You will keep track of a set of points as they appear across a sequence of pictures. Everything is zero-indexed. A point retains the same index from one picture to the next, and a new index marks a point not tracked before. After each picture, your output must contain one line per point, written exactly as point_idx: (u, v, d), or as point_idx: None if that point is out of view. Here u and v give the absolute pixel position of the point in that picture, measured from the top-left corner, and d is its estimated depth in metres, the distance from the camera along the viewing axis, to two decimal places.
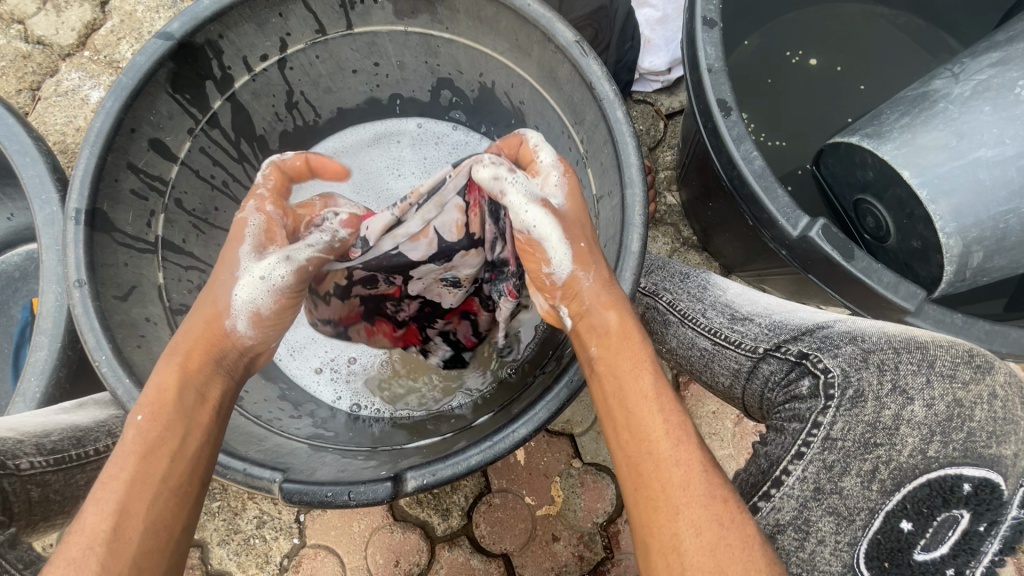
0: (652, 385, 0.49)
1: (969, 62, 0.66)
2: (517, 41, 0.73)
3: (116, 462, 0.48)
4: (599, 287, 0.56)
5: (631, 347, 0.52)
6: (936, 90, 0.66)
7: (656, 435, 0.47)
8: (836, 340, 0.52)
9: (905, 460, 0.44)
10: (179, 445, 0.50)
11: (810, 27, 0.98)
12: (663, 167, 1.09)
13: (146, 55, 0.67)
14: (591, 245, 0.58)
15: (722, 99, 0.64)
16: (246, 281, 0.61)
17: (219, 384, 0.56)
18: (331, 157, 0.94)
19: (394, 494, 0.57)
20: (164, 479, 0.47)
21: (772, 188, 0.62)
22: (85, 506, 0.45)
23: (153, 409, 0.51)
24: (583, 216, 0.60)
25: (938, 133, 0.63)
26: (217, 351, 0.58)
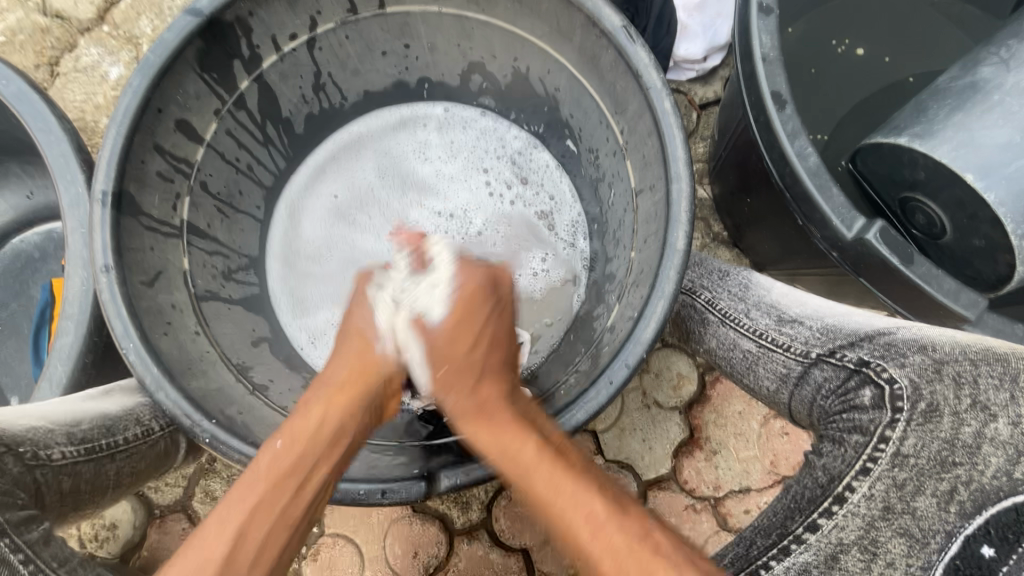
0: (546, 480, 0.49)
1: (1016, 44, 0.62)
2: (558, 25, 0.70)
3: (247, 480, 0.50)
4: (459, 396, 0.57)
5: (508, 437, 0.53)
6: (984, 79, 0.63)
7: (572, 530, 0.46)
8: (903, 349, 0.50)
9: (988, 482, 0.42)
10: (303, 481, 0.50)
11: (857, 14, 0.93)
12: (696, 159, 1.05)
13: (175, 31, 0.65)
14: (459, 361, 0.59)
15: (776, 91, 0.61)
16: (381, 305, 0.63)
17: (354, 424, 0.56)
18: (356, 143, 0.91)
19: (427, 493, 0.56)
20: (283, 512, 0.48)
21: (827, 186, 0.59)
22: (210, 520, 0.47)
23: (294, 438, 0.53)
24: (467, 339, 0.59)
25: (999, 129, 0.60)
26: (367, 385, 0.58)
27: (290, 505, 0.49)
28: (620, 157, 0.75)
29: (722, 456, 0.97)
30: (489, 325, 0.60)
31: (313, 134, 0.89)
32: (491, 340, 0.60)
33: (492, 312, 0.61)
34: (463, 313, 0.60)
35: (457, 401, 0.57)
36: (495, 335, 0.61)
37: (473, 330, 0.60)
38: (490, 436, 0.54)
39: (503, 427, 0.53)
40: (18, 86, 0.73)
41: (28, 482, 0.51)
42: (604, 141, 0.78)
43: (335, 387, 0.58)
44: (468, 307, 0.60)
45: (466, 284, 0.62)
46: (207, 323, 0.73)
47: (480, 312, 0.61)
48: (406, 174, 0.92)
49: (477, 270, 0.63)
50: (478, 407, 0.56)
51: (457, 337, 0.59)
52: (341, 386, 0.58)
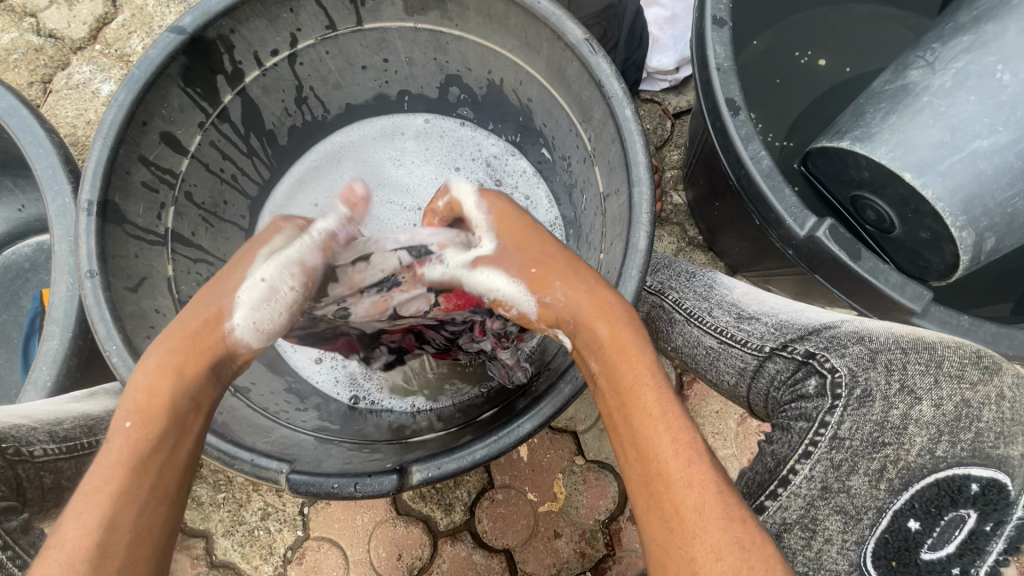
0: (657, 399, 0.45)
1: (940, 48, 0.65)
2: (526, 39, 0.74)
3: (97, 474, 0.43)
4: (572, 298, 0.52)
5: (629, 354, 0.48)
6: (914, 82, 0.65)
7: (667, 454, 0.43)
8: (843, 340, 0.52)
9: (913, 460, 0.45)
10: (169, 455, 0.45)
11: (818, 27, 0.97)
12: (670, 166, 1.09)
13: (159, 48, 0.68)
14: (552, 261, 0.54)
15: (730, 98, 0.64)
16: (250, 284, 0.54)
17: (213, 390, 0.50)
18: (338, 153, 0.95)
19: (400, 486, 0.58)
20: (152, 488, 0.44)
21: (780, 187, 0.62)
22: (66, 518, 0.41)
23: (142, 414, 0.46)
24: (548, 244, 0.56)
25: (931, 130, 0.62)
26: (214, 354, 0.51)
27: (158, 484, 0.44)
28: (589, 163, 0.78)
29: None
30: (545, 232, 0.58)
31: (297, 145, 0.92)
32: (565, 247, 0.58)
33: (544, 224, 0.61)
34: (521, 226, 0.59)
35: (574, 304, 0.51)
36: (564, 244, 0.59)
37: (542, 237, 0.57)
38: (613, 333, 0.49)
39: (622, 329, 0.49)
40: (9, 103, 0.76)
41: (9, 477, 0.54)
42: (575, 148, 0.81)
43: (176, 355, 0.49)
44: (511, 220, 0.59)
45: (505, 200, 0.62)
46: None
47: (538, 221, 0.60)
48: (381, 180, 0.95)
49: (498, 198, 0.63)
50: (595, 313, 0.50)
51: (532, 249, 0.56)
52: (185, 352, 0.50)
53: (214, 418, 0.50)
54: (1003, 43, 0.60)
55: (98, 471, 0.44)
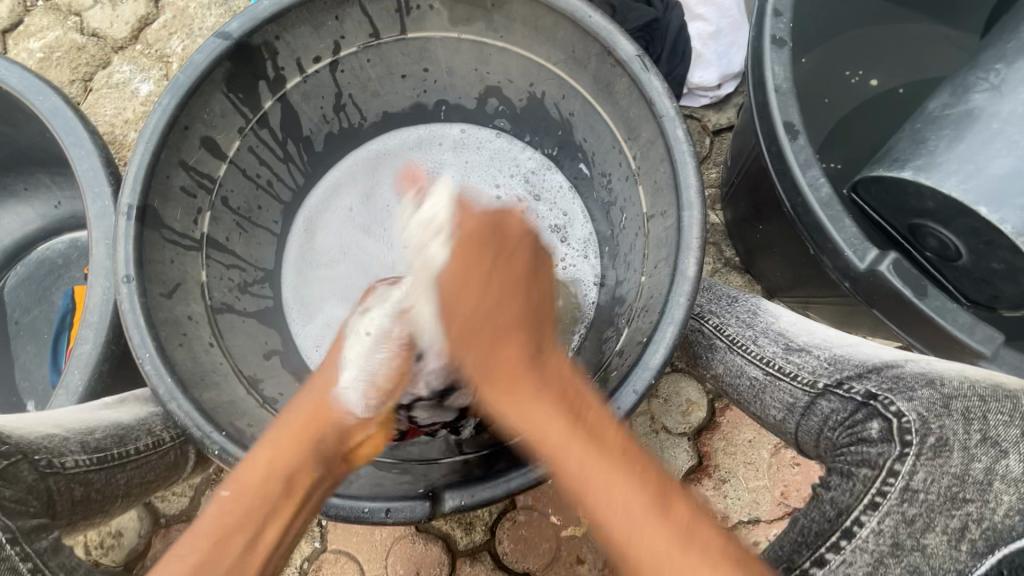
0: (576, 452, 0.47)
1: (1006, 70, 0.61)
2: (574, 53, 0.72)
3: (189, 542, 0.48)
4: (484, 364, 0.54)
5: (540, 412, 0.49)
6: (979, 107, 0.61)
7: (602, 512, 0.44)
8: (911, 383, 0.49)
9: (1000, 520, 0.41)
10: (252, 538, 0.49)
11: (869, 45, 0.93)
12: (708, 184, 1.06)
13: (204, 53, 0.68)
14: (476, 320, 0.56)
15: (789, 121, 0.61)
16: (353, 340, 0.65)
17: (312, 473, 0.53)
18: (375, 161, 0.93)
19: (432, 514, 0.56)
20: (229, 573, 0.47)
21: (839, 217, 0.59)
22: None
23: (239, 486, 0.51)
24: (479, 300, 0.56)
25: (1003, 156, 0.58)
26: (319, 435, 0.55)
27: (237, 563, 0.47)
28: (632, 182, 0.76)
29: (731, 485, 0.95)
30: (493, 271, 0.57)
31: (332, 152, 0.91)
32: (508, 292, 0.56)
33: (506, 253, 0.58)
34: (469, 257, 0.58)
35: (484, 369, 0.54)
36: (510, 280, 0.57)
37: (484, 320, 0.55)
38: (517, 407, 0.51)
39: (534, 405, 0.50)
40: (55, 103, 0.76)
41: (39, 490, 0.53)
42: (617, 165, 0.79)
43: (283, 436, 0.55)
44: (462, 284, 0.58)
45: (466, 221, 0.61)
46: (221, 335, 0.74)
47: (490, 258, 0.58)
48: None
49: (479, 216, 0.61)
50: (512, 392, 0.51)
51: (472, 297, 0.57)
52: (293, 431, 0.55)
53: (313, 500, 0.53)
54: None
55: (193, 537, 0.48)
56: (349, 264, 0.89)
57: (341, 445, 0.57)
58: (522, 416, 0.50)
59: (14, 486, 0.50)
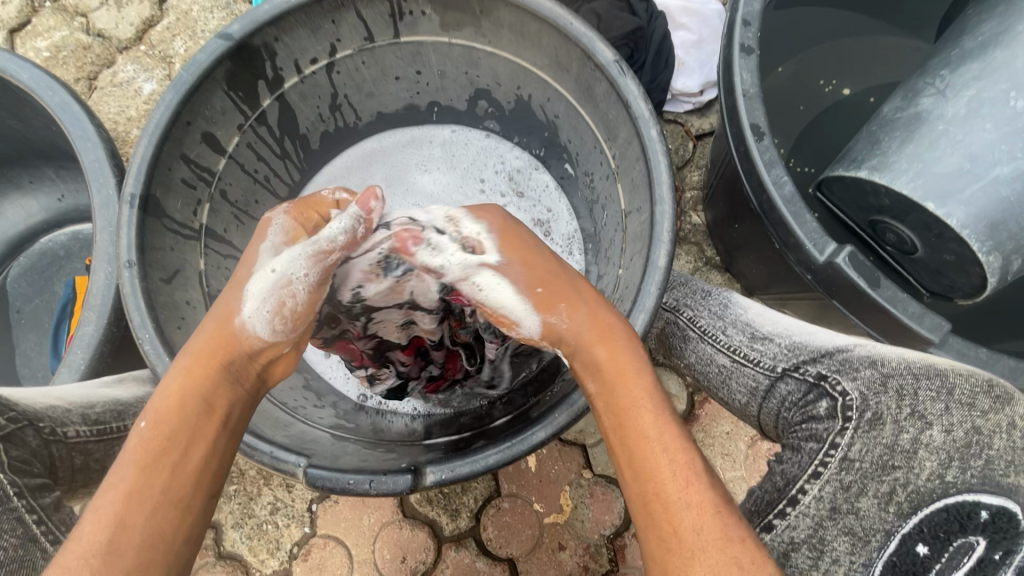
0: (652, 418, 0.49)
1: (950, 75, 0.64)
2: (558, 57, 0.76)
3: (116, 471, 0.47)
4: (577, 322, 0.55)
5: (629, 377, 0.51)
6: (927, 110, 0.65)
7: (664, 473, 0.46)
8: (856, 364, 0.52)
9: (923, 484, 0.45)
10: (181, 459, 0.48)
11: (843, 55, 0.98)
12: (690, 186, 1.10)
13: (207, 53, 0.72)
14: (559, 283, 0.58)
15: (755, 123, 0.65)
16: (258, 276, 0.57)
17: (227, 394, 0.52)
18: (368, 158, 0.97)
19: (413, 486, 0.59)
20: (164, 492, 0.46)
21: (801, 213, 0.63)
22: (83, 517, 0.45)
23: (157, 417, 0.49)
24: (552, 263, 0.59)
25: (948, 156, 0.62)
26: (228, 358, 0.54)
27: (173, 486, 0.47)
28: (612, 180, 0.80)
29: None
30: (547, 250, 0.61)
31: (328, 149, 0.95)
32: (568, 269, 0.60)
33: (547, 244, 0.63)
34: (516, 244, 0.60)
35: (579, 327, 0.55)
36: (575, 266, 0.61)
37: (543, 254, 0.60)
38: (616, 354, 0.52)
39: (624, 350, 0.53)
40: (63, 98, 0.80)
41: (44, 456, 0.57)
42: (599, 165, 0.82)
43: (196, 364, 0.52)
44: (513, 229, 0.61)
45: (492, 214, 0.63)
46: None
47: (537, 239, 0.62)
48: (408, 185, 0.98)
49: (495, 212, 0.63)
50: (592, 329, 0.55)
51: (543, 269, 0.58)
52: (202, 358, 0.53)
53: (234, 419, 0.52)
54: (1013, 70, 0.60)
55: (118, 471, 0.47)
56: None
57: (256, 362, 0.55)
58: (616, 380, 0.51)
59: (19, 450, 0.55)
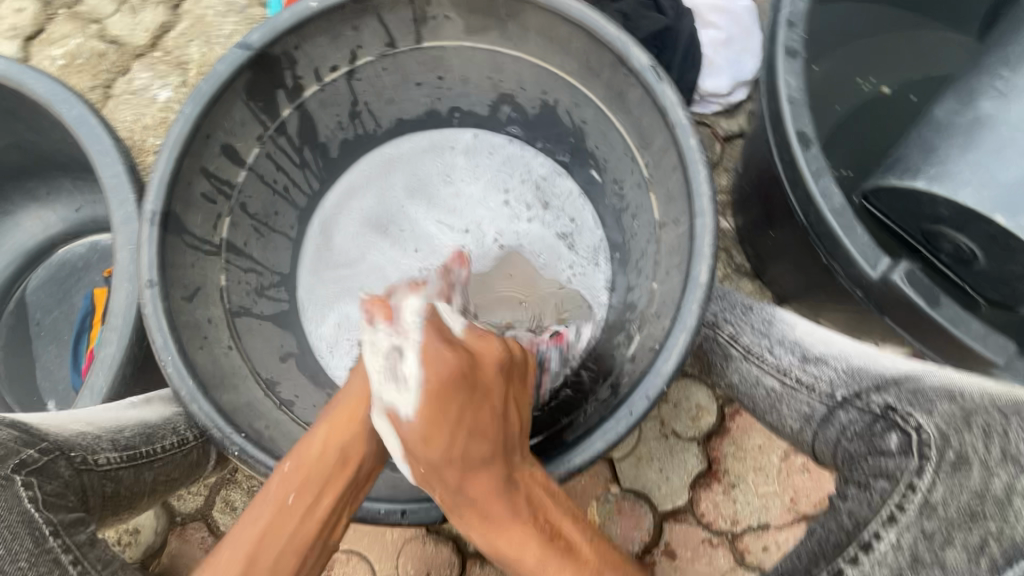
0: (533, 560, 0.54)
1: (1013, 78, 0.60)
2: (588, 62, 0.73)
3: (259, 507, 0.55)
4: (440, 470, 0.56)
5: (498, 518, 0.55)
6: (988, 115, 0.61)
7: None
8: (931, 396, 0.50)
9: (1019, 534, 0.41)
10: (309, 510, 0.55)
11: (881, 52, 0.93)
12: (718, 191, 1.06)
13: (226, 63, 0.69)
14: (436, 424, 0.55)
15: (801, 130, 0.62)
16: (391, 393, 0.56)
17: (363, 450, 0.59)
18: (389, 165, 0.95)
19: (447, 517, 0.57)
20: (292, 534, 0.54)
21: (852, 226, 0.60)
22: (225, 545, 0.54)
23: (302, 462, 0.57)
24: (432, 395, 0.55)
25: (1015, 165, 0.58)
26: (374, 413, 0.60)
27: (300, 531, 0.55)
28: (644, 190, 0.77)
29: (740, 490, 0.96)
30: (448, 353, 0.57)
31: (345, 158, 0.92)
32: (458, 390, 0.56)
33: (447, 344, 0.58)
34: (430, 362, 0.56)
35: (444, 482, 0.56)
36: (466, 374, 0.56)
37: (448, 365, 0.56)
38: (477, 509, 0.55)
39: (491, 498, 0.55)
40: (80, 110, 0.78)
41: (76, 486, 0.56)
42: (629, 173, 0.79)
43: (345, 418, 0.59)
44: (431, 353, 0.56)
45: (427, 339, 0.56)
46: (239, 338, 0.76)
47: (436, 343, 0.57)
48: (430, 197, 0.94)
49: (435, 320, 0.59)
50: (482, 474, 0.56)
51: (436, 392, 0.56)
52: (351, 415, 0.59)
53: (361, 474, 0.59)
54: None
55: (259, 505, 0.56)
56: (364, 269, 0.91)
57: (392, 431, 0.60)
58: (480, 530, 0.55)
59: (52, 483, 0.54)
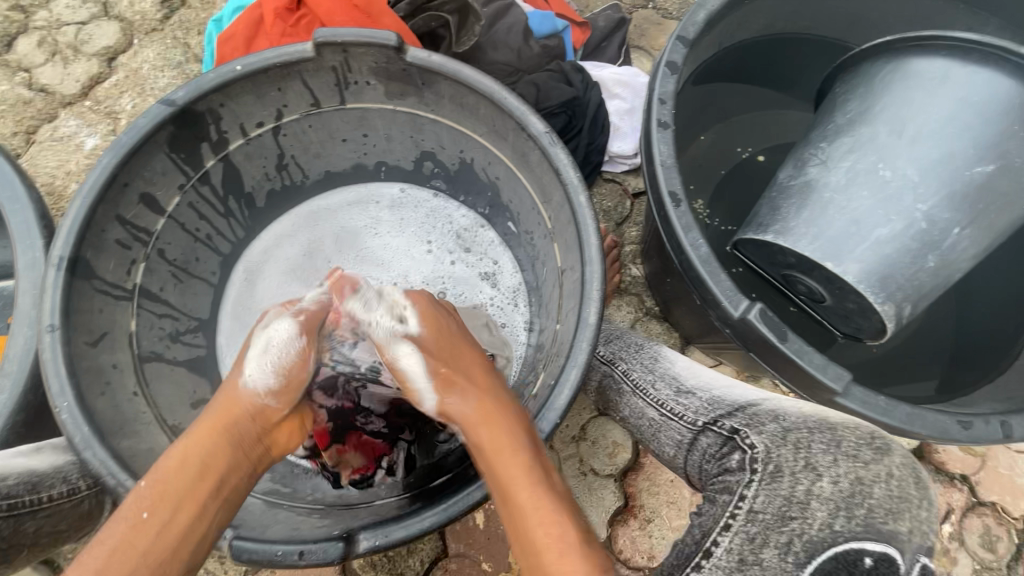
0: (530, 495, 0.52)
1: (828, 148, 0.72)
2: (495, 127, 0.81)
3: (110, 529, 0.51)
4: (464, 405, 0.60)
5: (513, 456, 0.55)
6: (815, 178, 0.72)
7: (544, 548, 0.49)
8: (763, 419, 0.57)
9: (815, 533, 0.46)
10: (165, 521, 0.51)
11: (755, 128, 1.08)
12: (629, 241, 1.17)
13: (148, 118, 0.72)
14: (455, 368, 0.62)
15: (672, 190, 0.71)
16: (251, 359, 0.62)
17: (224, 458, 0.56)
18: (314, 217, 0.99)
19: (345, 555, 0.58)
20: (145, 554, 0.50)
21: (716, 272, 0.68)
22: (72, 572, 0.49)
23: (156, 475, 0.54)
24: (450, 348, 0.64)
25: (838, 220, 0.69)
26: (230, 420, 0.59)
27: (166, 552, 0.51)
28: (549, 240, 0.84)
29: (655, 524, 1.00)
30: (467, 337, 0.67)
31: (272, 209, 0.96)
32: (477, 363, 0.64)
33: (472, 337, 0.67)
34: (439, 326, 0.66)
35: (465, 411, 0.59)
36: (479, 356, 0.65)
37: (458, 339, 0.66)
38: (493, 443, 0.56)
39: (502, 434, 0.56)
40: None
41: None
42: (537, 225, 0.87)
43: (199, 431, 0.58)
44: (435, 312, 0.67)
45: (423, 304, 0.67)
46: (146, 383, 0.76)
47: (462, 335, 0.66)
48: (358, 249, 0.99)
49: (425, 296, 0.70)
50: (485, 414, 0.58)
51: (449, 354, 0.63)
52: (205, 422, 0.58)
53: (228, 486, 0.56)
54: (877, 143, 0.69)
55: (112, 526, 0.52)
56: None
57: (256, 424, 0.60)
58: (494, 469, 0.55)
59: None
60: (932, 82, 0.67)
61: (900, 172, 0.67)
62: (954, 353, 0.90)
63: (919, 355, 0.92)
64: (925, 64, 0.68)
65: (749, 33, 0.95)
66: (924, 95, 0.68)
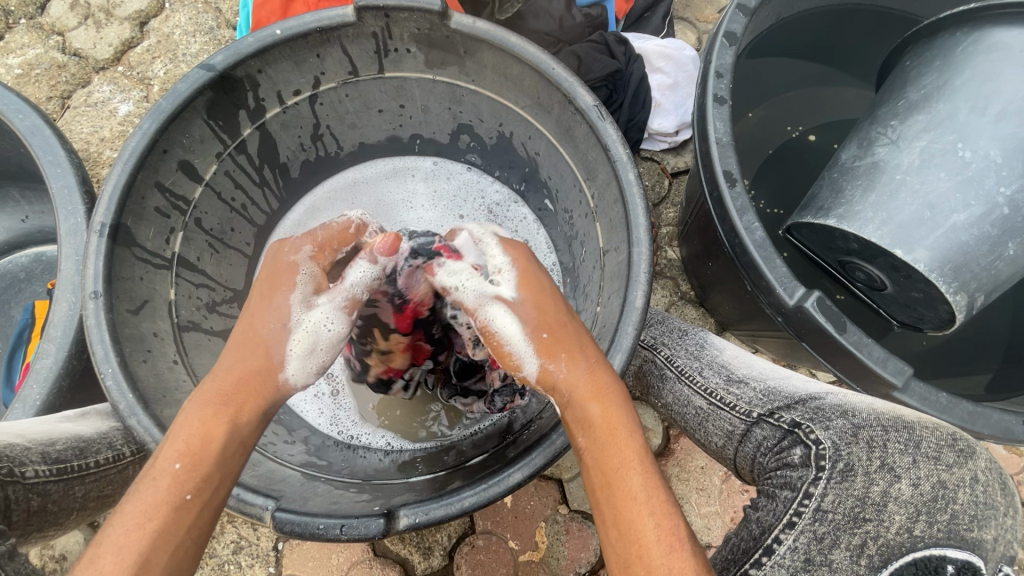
0: (641, 482, 0.49)
1: (899, 127, 0.68)
2: (539, 99, 0.78)
3: (145, 507, 0.46)
4: (575, 373, 0.55)
5: (617, 442, 0.51)
6: (883, 160, 0.68)
7: (649, 541, 0.46)
8: (828, 414, 0.55)
9: (892, 537, 0.45)
10: (207, 498, 0.48)
11: (807, 106, 1.03)
12: (666, 223, 1.13)
13: (187, 83, 0.70)
14: (560, 333, 0.57)
15: (728, 170, 0.68)
16: (301, 334, 0.58)
17: (254, 431, 0.53)
18: (347, 188, 0.98)
19: (386, 531, 0.58)
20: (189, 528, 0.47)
21: (771, 258, 0.65)
22: (106, 551, 0.44)
23: (193, 457, 0.49)
24: (557, 310, 0.59)
25: (909, 205, 0.65)
26: (263, 390, 0.55)
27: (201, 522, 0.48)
28: (591, 219, 0.82)
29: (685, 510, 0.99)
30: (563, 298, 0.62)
31: (306, 178, 0.95)
32: (580, 330, 0.59)
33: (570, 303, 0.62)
34: (537, 284, 0.61)
35: (575, 382, 0.55)
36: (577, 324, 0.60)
37: (558, 301, 0.60)
38: (602, 418, 0.52)
39: (616, 413, 0.53)
40: (34, 121, 0.78)
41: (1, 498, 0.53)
42: (578, 204, 0.84)
43: (225, 400, 0.52)
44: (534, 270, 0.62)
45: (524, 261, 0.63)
46: (185, 353, 0.76)
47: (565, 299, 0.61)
48: (392, 222, 0.99)
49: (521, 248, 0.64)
50: (589, 389, 0.54)
51: (550, 316, 0.59)
52: (237, 389, 0.53)
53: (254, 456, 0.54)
54: (956, 121, 0.64)
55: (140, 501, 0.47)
56: None
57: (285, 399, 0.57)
58: (598, 455, 0.51)
59: None
60: (1022, 54, 0.62)
61: (981, 153, 0.62)
62: (1008, 351, 0.85)
63: (968, 351, 0.88)
64: (1013, 36, 0.63)
65: (810, 4, 0.89)
66: (1012, 71, 0.62)
